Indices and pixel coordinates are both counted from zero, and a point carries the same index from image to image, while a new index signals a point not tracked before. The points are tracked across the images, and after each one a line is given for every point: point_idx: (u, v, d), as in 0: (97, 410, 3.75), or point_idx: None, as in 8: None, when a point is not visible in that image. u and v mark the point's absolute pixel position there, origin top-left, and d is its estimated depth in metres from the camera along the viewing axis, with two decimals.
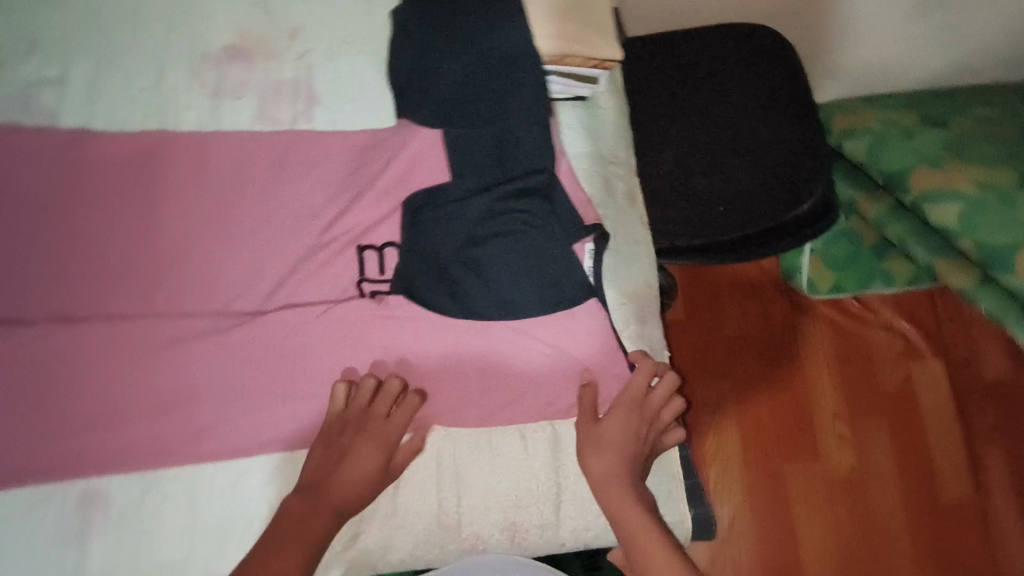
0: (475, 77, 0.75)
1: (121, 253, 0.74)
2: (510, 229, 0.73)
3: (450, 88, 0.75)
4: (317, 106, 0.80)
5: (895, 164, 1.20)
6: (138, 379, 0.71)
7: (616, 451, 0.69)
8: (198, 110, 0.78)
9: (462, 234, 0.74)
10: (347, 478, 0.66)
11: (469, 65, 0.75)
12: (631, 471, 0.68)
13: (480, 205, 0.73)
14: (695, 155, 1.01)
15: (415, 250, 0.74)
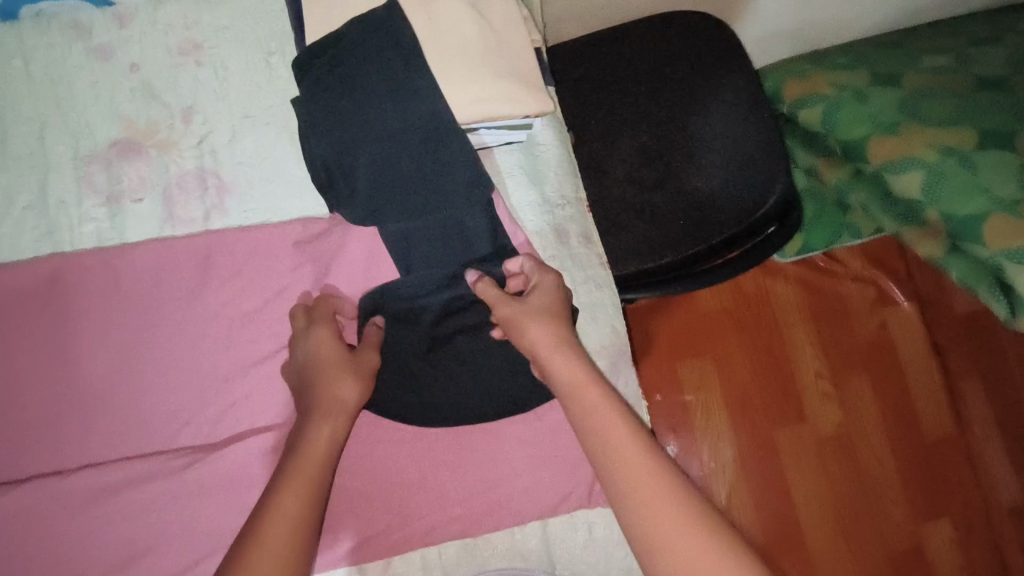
0: (400, 168, 0.65)
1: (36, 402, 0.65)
2: (475, 322, 0.68)
3: (383, 180, 0.65)
4: (229, 196, 0.72)
5: (852, 133, 1.17)
6: (79, 540, 0.63)
7: (547, 330, 0.61)
8: (96, 222, 0.70)
9: (426, 336, 0.68)
10: (324, 425, 0.58)
11: (392, 153, 0.64)
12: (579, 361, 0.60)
13: (441, 304, 0.68)
14: (648, 166, 0.95)
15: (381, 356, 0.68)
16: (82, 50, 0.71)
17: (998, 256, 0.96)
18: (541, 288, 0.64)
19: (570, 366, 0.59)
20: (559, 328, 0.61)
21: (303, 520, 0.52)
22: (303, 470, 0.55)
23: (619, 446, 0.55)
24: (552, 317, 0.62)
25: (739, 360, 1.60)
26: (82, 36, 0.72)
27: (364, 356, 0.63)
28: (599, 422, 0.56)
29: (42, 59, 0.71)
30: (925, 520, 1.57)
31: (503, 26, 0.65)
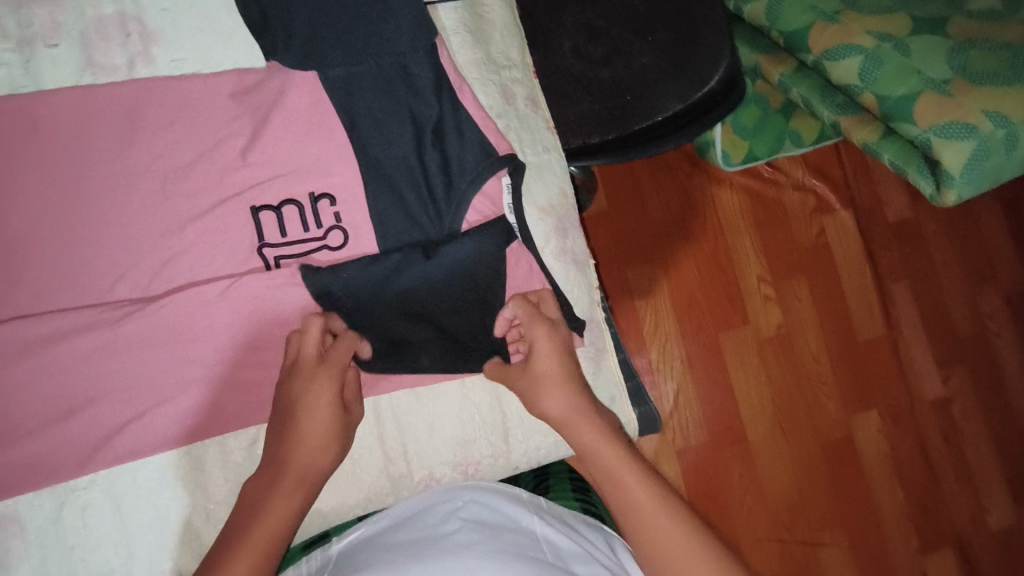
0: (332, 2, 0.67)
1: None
2: (439, 164, 0.70)
3: (315, 13, 0.67)
4: (155, 44, 0.68)
5: (792, 23, 1.16)
6: (17, 391, 0.62)
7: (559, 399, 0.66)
8: (7, 68, 0.65)
9: (393, 185, 0.69)
10: (307, 453, 0.61)
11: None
12: (581, 411, 0.66)
13: (403, 149, 0.69)
14: (596, 42, 0.95)
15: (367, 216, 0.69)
16: None
17: (926, 132, 1.01)
18: (552, 355, 0.68)
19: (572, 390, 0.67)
20: (571, 399, 0.66)
21: (289, 522, 0.58)
22: (294, 477, 0.60)
23: (592, 445, 0.64)
24: (563, 381, 0.67)
25: (686, 267, 1.64)
26: None
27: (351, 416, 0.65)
28: (576, 430, 0.65)
29: None
30: (855, 412, 1.68)
31: None
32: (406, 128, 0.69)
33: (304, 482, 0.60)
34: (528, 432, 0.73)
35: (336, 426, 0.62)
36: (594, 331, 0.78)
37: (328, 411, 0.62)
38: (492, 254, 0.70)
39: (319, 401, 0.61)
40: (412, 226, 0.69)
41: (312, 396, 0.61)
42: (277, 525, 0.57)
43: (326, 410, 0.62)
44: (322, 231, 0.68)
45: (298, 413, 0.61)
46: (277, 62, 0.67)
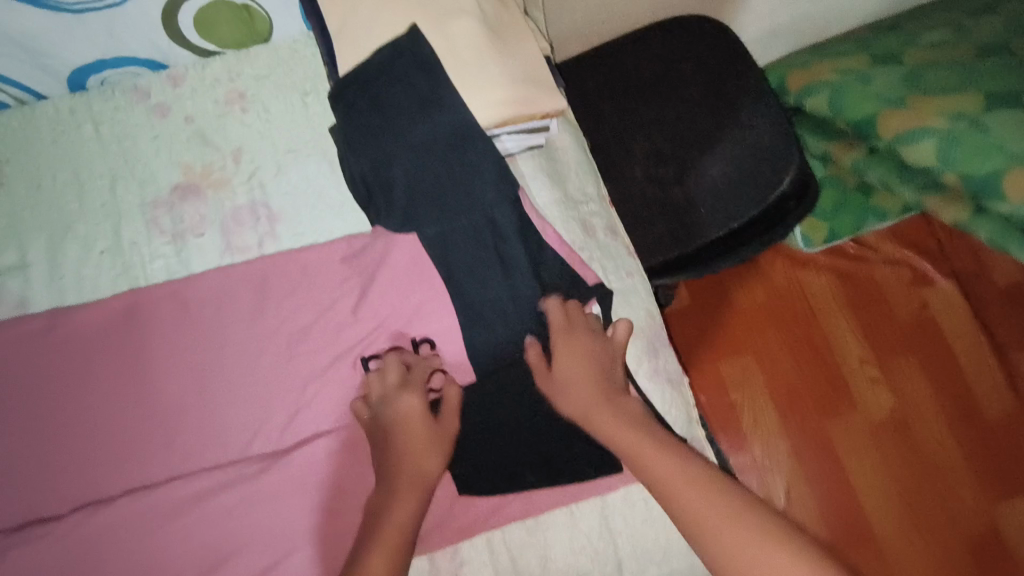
0: (428, 171, 0.70)
1: (122, 426, 0.72)
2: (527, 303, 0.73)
3: (411, 185, 0.70)
4: (279, 223, 0.78)
5: (858, 113, 1.19)
6: (173, 546, 0.69)
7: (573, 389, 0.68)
8: (165, 259, 0.77)
9: (490, 325, 0.74)
10: (404, 498, 0.62)
11: (420, 155, 0.69)
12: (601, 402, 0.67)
13: (499, 291, 0.73)
14: (665, 164, 1.01)
15: (474, 354, 0.74)
16: (142, 108, 0.80)
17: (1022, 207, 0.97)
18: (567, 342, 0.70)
19: (583, 392, 0.67)
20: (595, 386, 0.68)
21: None
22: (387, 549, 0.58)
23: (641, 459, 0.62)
24: (584, 365, 0.69)
25: (780, 355, 1.59)
26: (142, 97, 0.80)
27: (446, 429, 0.67)
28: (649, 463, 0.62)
29: (110, 119, 0.79)
30: (999, 500, 1.50)
31: (511, 31, 0.71)
32: (496, 271, 0.73)
33: (417, 484, 0.63)
34: (641, 559, 0.73)
35: (426, 429, 0.66)
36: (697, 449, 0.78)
37: (419, 414, 0.66)
38: None
39: (409, 412, 0.66)
40: (509, 361, 0.73)
41: (401, 411, 0.66)
42: (400, 530, 0.60)
43: (416, 417, 0.66)
44: None
45: (396, 425, 0.66)
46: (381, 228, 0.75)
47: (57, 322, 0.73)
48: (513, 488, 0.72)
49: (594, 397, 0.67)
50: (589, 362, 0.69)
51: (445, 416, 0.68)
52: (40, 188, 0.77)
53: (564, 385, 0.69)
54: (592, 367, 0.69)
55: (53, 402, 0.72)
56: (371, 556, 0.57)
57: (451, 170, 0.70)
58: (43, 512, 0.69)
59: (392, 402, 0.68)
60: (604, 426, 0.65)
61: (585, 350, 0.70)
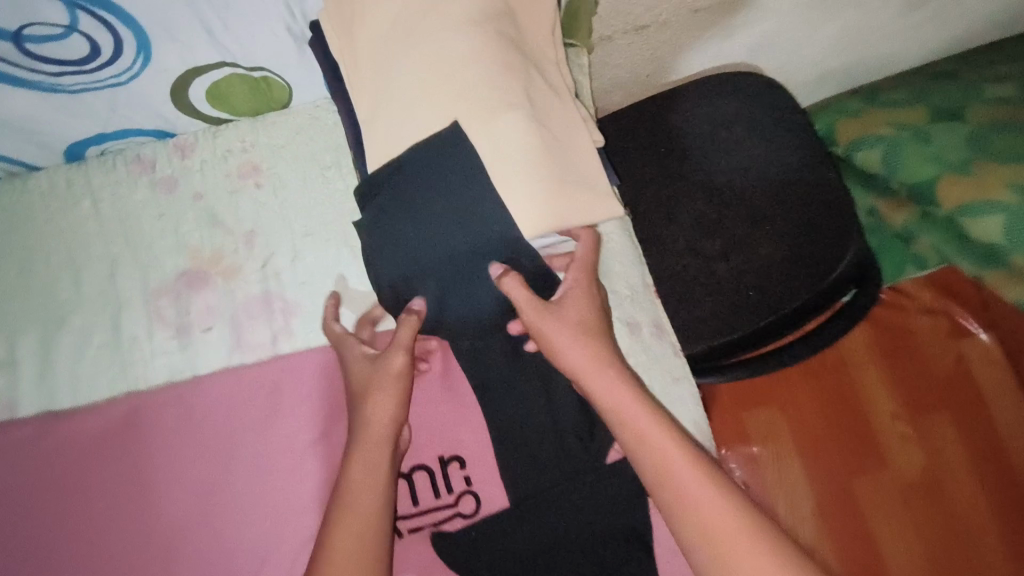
0: (463, 285, 0.63)
1: (121, 547, 0.65)
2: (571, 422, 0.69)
3: (444, 299, 0.64)
4: (295, 317, 0.71)
5: (916, 176, 1.12)
6: None
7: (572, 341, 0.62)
8: (168, 356, 0.69)
9: (529, 447, 0.68)
10: (362, 462, 0.60)
11: (455, 269, 0.62)
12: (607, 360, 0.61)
13: (541, 408, 0.69)
14: (711, 236, 0.93)
15: (511, 477, 0.67)
16: (145, 183, 0.72)
17: None
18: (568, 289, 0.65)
19: (583, 358, 0.61)
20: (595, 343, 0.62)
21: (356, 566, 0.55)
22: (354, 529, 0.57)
23: (666, 469, 0.57)
24: (584, 321, 0.63)
25: (808, 408, 1.53)
26: (145, 170, 0.72)
27: (384, 365, 0.63)
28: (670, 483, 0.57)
29: (109, 194, 0.71)
30: None
31: (560, 124, 0.63)
32: (537, 389, 0.69)
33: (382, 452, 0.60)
34: None
35: (369, 375, 0.63)
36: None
37: (367, 368, 0.64)
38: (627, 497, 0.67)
39: (361, 371, 0.64)
40: (550, 486, 0.67)
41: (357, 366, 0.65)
42: (366, 511, 0.58)
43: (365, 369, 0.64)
44: (454, 497, 0.67)
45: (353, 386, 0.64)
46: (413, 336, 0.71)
47: (54, 427, 0.67)
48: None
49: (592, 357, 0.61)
50: (587, 310, 0.64)
51: (396, 346, 0.63)
52: (31, 274, 0.70)
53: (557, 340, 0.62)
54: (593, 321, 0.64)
55: (47, 518, 0.66)
56: (337, 541, 0.56)
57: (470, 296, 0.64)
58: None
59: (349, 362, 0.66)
60: (602, 390, 0.60)
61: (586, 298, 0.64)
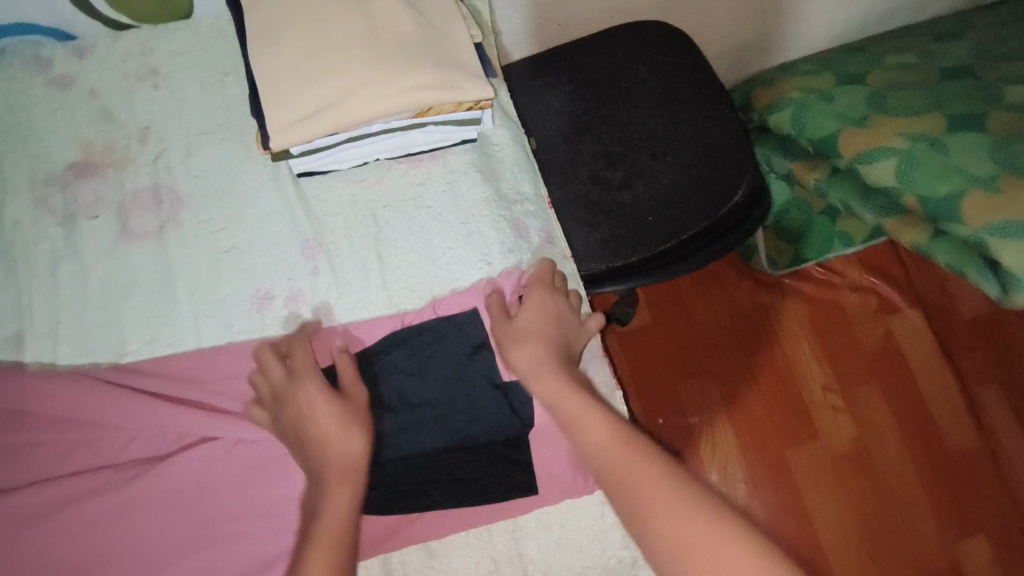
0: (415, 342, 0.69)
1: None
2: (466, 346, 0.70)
3: (399, 365, 0.69)
4: (184, 209, 0.72)
5: (820, 131, 1.15)
6: (37, 556, 0.64)
7: (528, 351, 0.66)
8: (53, 240, 0.70)
9: (412, 363, 0.69)
10: (337, 491, 0.57)
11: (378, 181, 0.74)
12: (547, 366, 0.65)
13: (428, 334, 0.70)
14: (613, 167, 0.97)
15: (387, 375, 0.68)
16: (41, 80, 0.74)
17: (979, 232, 0.94)
18: (535, 305, 0.69)
19: (530, 356, 0.66)
20: (550, 351, 0.66)
21: None
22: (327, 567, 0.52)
23: (652, 512, 0.53)
24: (542, 329, 0.68)
25: (742, 381, 1.48)
26: (44, 68, 0.74)
27: (351, 407, 0.61)
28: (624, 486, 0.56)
29: (9, 88, 0.73)
30: (958, 535, 1.40)
31: (435, 14, 0.68)
32: (433, 330, 0.70)
33: (345, 470, 0.58)
34: None
35: (331, 419, 0.60)
36: None
37: (326, 411, 0.60)
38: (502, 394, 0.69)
39: (292, 407, 0.62)
40: (429, 388, 0.69)
41: (286, 403, 0.63)
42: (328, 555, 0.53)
43: (321, 411, 0.61)
44: None
45: (303, 423, 0.61)
46: (308, 244, 0.72)
47: None
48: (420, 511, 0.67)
49: (536, 368, 0.65)
50: (551, 327, 0.68)
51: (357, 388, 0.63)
52: None
53: (511, 353, 0.67)
54: (552, 332, 0.68)
55: None
56: (312, 553, 0.53)
57: (438, 438, 0.68)
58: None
59: (286, 392, 0.64)
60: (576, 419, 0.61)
61: (552, 316, 0.69)
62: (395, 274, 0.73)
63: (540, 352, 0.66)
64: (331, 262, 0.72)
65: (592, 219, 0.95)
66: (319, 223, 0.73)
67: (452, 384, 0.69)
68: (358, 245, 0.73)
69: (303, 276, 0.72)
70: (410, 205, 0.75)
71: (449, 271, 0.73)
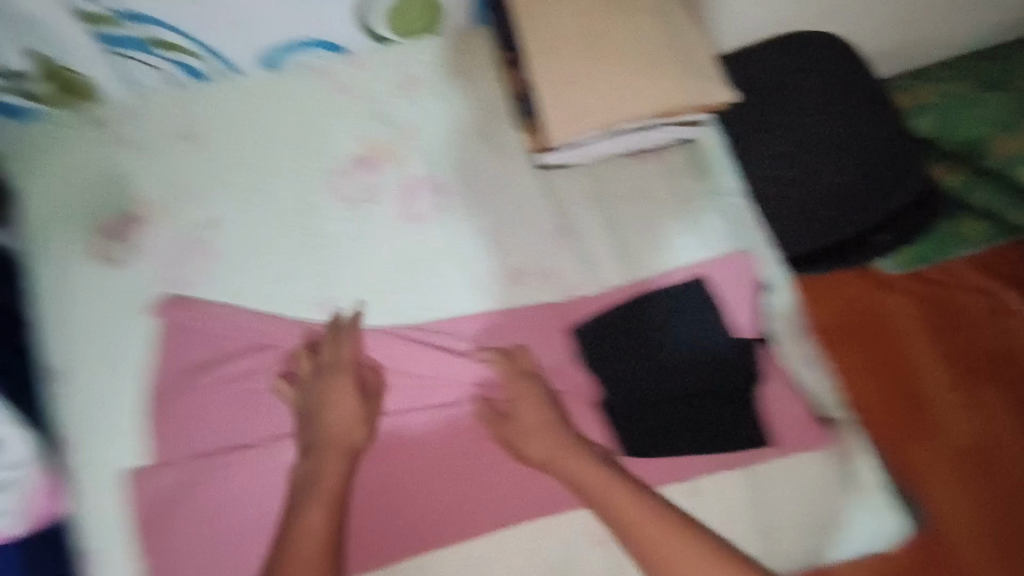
0: (654, 307, 0.80)
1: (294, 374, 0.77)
2: (698, 311, 0.80)
3: (640, 328, 0.79)
4: (450, 196, 0.84)
5: (970, 133, 1.18)
6: (348, 484, 0.75)
7: (540, 440, 0.73)
8: (347, 222, 0.83)
9: (652, 325, 0.79)
10: (330, 461, 0.70)
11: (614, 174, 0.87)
12: (567, 447, 0.72)
13: (665, 300, 0.80)
14: (788, 166, 1.00)
15: (631, 336, 0.79)
16: (324, 86, 0.85)
17: None
18: (523, 400, 0.75)
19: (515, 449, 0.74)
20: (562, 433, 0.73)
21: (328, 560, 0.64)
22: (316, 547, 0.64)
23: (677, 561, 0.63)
24: (545, 417, 0.74)
25: None
26: (326, 75, 0.86)
27: (372, 408, 0.75)
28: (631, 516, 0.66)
29: (302, 95, 0.85)
30: None
31: (685, 28, 0.77)
32: (668, 298, 0.80)
33: (346, 449, 0.71)
34: (790, 536, 0.76)
35: (355, 412, 0.73)
36: (846, 430, 0.80)
37: (349, 404, 0.74)
38: (732, 355, 0.78)
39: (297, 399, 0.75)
40: (670, 348, 0.78)
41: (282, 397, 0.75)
42: (315, 536, 0.64)
43: (342, 402, 0.73)
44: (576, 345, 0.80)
45: (319, 406, 0.73)
46: (557, 227, 0.84)
47: (254, 275, 0.81)
48: (668, 456, 0.76)
49: (554, 452, 0.72)
50: (547, 417, 0.74)
51: (373, 392, 0.76)
52: (236, 151, 0.83)
53: (527, 444, 0.73)
54: (550, 419, 0.73)
55: (240, 342, 0.79)
56: (308, 516, 0.66)
57: (681, 392, 0.77)
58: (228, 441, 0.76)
59: (328, 374, 0.75)
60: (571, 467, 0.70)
61: (541, 404, 0.74)
62: (631, 257, 0.84)
63: (552, 441, 0.72)
64: (575, 244, 0.84)
65: (769, 216, 1.00)
66: (564, 210, 0.85)
67: (690, 345, 0.78)
68: (595, 231, 0.85)
69: (551, 258, 0.83)
70: (640, 197, 0.86)
71: (676, 256, 0.84)
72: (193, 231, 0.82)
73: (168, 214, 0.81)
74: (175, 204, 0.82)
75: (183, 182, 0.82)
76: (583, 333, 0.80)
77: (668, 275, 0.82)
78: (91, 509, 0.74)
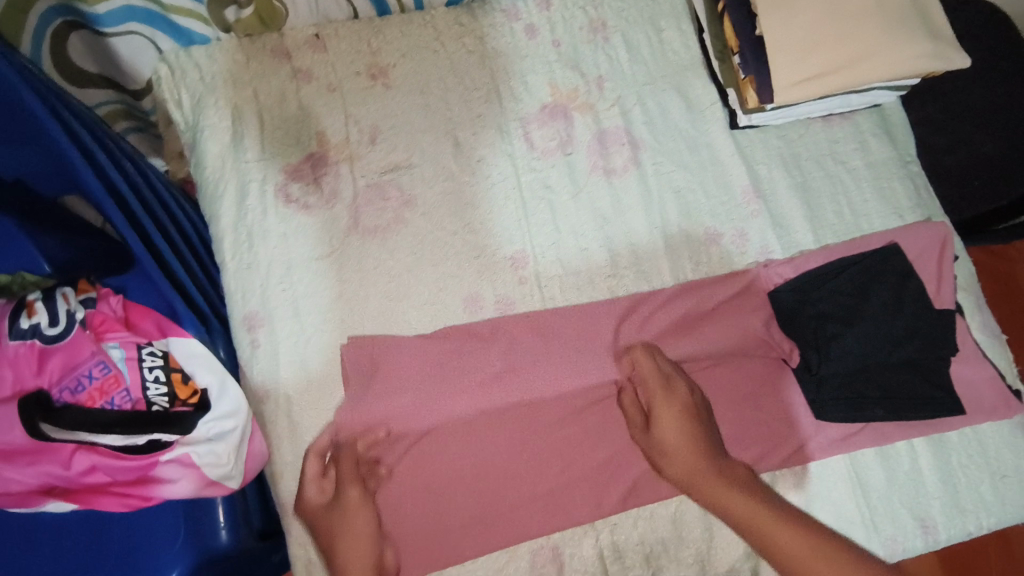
0: (854, 271, 0.78)
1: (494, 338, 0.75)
2: (898, 275, 0.79)
3: (841, 292, 0.78)
4: (642, 150, 0.82)
5: None
6: (553, 442, 0.74)
7: (672, 460, 0.69)
8: (538, 171, 0.80)
9: (851, 289, 0.78)
10: None
11: (804, 135, 0.85)
12: (704, 467, 0.68)
13: (865, 265, 0.79)
14: (941, 135, 0.95)
15: (831, 300, 0.78)
16: (512, 29, 0.83)
17: None
18: (663, 408, 0.70)
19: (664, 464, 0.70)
20: (695, 443, 0.69)
21: None
22: None
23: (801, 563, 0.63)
24: (681, 417, 0.70)
25: None
26: (513, 19, 0.83)
27: (346, 501, 0.66)
28: (769, 531, 0.65)
29: (489, 37, 0.82)
30: None
31: None
32: (868, 263, 0.79)
33: None
34: (979, 501, 0.77)
35: (339, 533, 0.65)
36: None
37: (333, 530, 0.65)
38: (931, 322, 0.77)
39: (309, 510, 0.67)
40: (874, 313, 0.77)
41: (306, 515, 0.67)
42: None
43: (327, 528, 0.65)
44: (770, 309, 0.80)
45: (315, 525, 0.66)
46: (752, 186, 0.82)
47: (447, 224, 0.77)
48: (866, 420, 0.77)
49: (695, 471, 0.68)
50: (684, 426, 0.70)
51: (354, 501, 0.66)
52: (425, 92, 0.80)
53: (666, 461, 0.70)
54: (687, 429, 0.70)
55: (430, 310, 0.75)
56: None
57: (883, 358, 0.76)
58: (426, 409, 0.72)
59: (301, 498, 0.67)
60: (711, 480, 0.68)
61: (676, 406, 0.70)
62: (822, 219, 0.83)
63: (691, 460, 0.68)
64: (767, 206, 0.82)
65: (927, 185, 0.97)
66: (756, 171, 0.83)
67: (893, 310, 0.77)
68: (788, 193, 0.83)
69: (745, 219, 0.82)
70: (830, 160, 0.85)
71: (867, 222, 0.83)
72: (380, 177, 0.77)
73: (354, 157, 0.77)
74: (361, 145, 0.78)
75: (370, 122, 0.78)
76: (781, 296, 0.79)
77: (861, 243, 0.81)
78: (292, 468, 0.70)
